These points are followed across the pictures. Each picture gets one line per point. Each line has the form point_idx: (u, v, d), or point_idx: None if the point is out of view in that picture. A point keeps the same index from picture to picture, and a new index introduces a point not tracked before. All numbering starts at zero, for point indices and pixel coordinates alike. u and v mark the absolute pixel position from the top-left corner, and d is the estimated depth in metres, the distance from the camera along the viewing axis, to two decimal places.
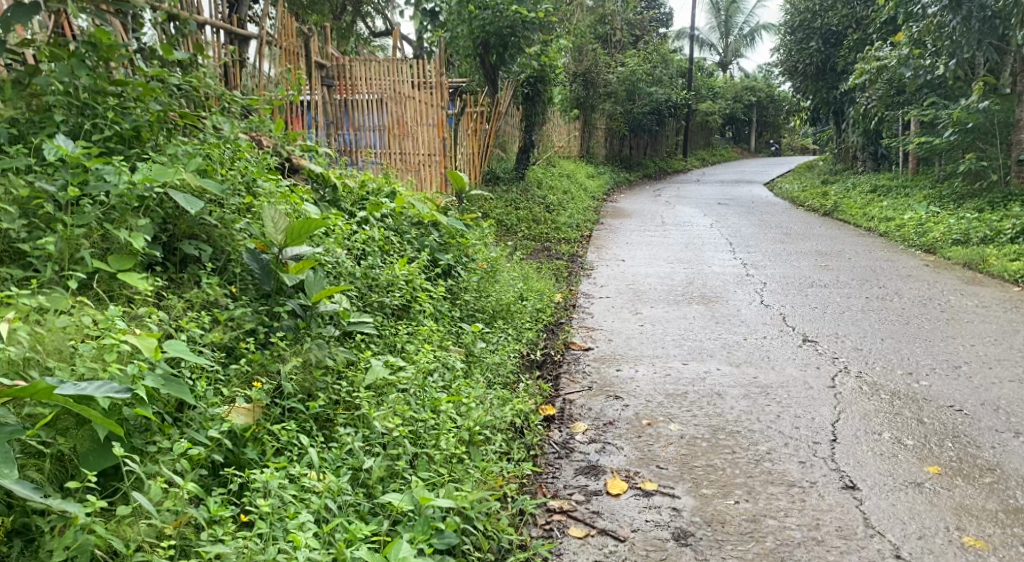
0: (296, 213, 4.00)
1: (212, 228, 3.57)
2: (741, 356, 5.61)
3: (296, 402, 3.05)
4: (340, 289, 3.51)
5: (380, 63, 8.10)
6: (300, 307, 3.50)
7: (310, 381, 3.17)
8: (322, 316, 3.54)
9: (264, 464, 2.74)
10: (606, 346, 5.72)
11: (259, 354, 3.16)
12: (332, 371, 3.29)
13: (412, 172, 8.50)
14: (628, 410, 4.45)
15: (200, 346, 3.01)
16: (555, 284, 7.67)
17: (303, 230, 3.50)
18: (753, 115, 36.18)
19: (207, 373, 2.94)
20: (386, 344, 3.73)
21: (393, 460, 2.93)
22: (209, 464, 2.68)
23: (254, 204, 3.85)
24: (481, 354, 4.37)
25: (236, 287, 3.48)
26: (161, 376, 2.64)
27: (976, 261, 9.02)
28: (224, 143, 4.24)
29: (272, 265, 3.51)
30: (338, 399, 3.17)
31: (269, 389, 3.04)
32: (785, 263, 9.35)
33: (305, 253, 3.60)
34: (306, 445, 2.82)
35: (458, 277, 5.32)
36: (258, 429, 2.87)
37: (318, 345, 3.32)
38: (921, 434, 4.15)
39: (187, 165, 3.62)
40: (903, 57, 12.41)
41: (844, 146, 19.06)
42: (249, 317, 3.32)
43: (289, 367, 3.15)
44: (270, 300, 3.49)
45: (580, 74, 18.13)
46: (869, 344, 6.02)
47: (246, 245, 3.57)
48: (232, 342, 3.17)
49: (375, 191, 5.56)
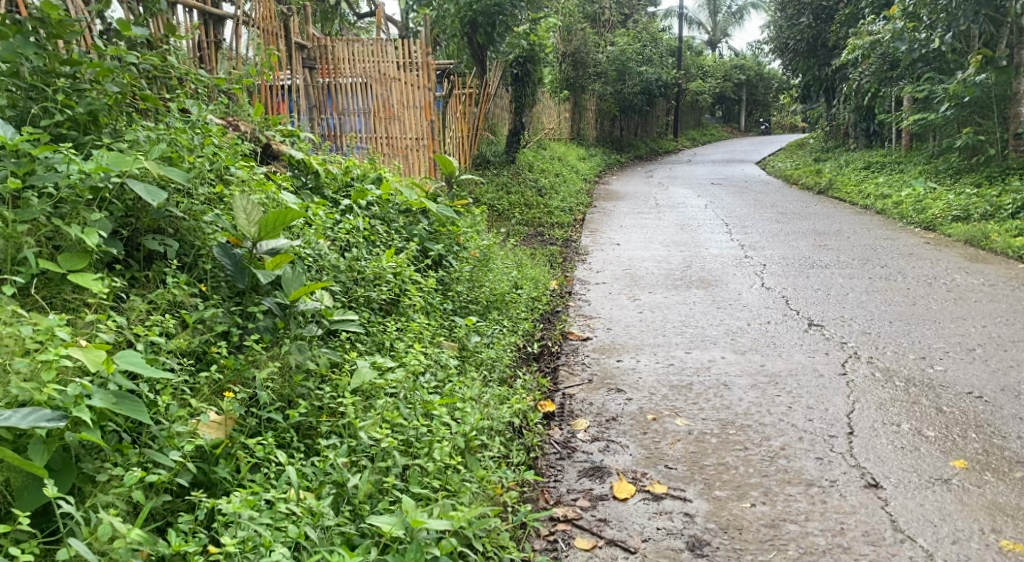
0: (272, 202, 3.73)
1: (181, 221, 3.31)
2: (746, 342, 5.38)
3: (274, 412, 2.80)
4: (322, 284, 3.25)
5: (364, 44, 7.80)
6: (278, 305, 3.22)
7: (289, 389, 2.93)
8: (303, 315, 3.28)
9: (236, 486, 2.50)
10: (605, 335, 5.48)
11: (233, 359, 2.91)
12: (315, 376, 3.05)
13: (400, 157, 8.23)
14: (631, 405, 4.22)
15: (164, 354, 2.75)
16: (549, 270, 7.44)
17: (276, 221, 3.26)
18: (742, 93, 35.89)
19: (173, 385, 2.69)
20: (375, 344, 3.48)
21: (384, 473, 2.69)
22: (174, 488, 2.44)
23: (225, 193, 3.58)
24: (476, 349, 4.14)
25: (207, 285, 3.22)
26: (112, 394, 2.40)
27: (978, 237, 8.81)
28: (192, 127, 3.94)
29: (246, 261, 3.24)
30: (322, 405, 2.92)
31: (243, 399, 2.78)
32: (783, 243, 9.13)
33: (281, 247, 3.35)
34: (284, 461, 2.58)
35: (450, 267, 5.06)
36: (230, 444, 2.63)
37: (298, 348, 3.07)
38: (942, 425, 3.94)
39: (149, 152, 3.34)
40: (897, 30, 12.17)
41: (836, 123, 18.83)
42: (221, 319, 3.06)
43: (266, 374, 2.89)
44: (244, 298, 3.22)
45: (570, 54, 17.89)
46: (877, 327, 5.80)
47: (218, 238, 3.31)
48: (202, 348, 2.92)
49: (360, 177, 5.30)
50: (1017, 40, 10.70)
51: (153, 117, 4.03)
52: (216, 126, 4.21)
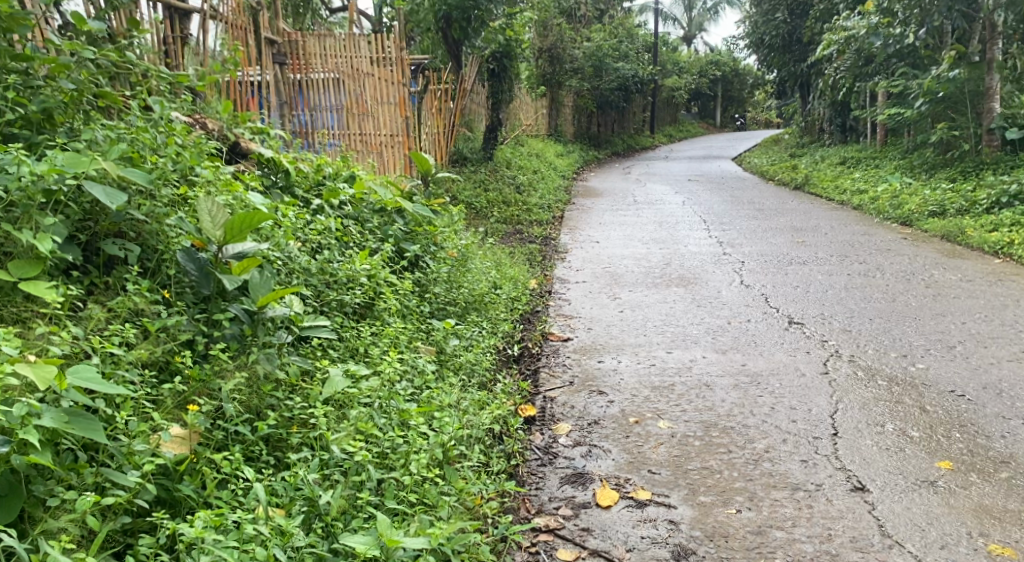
0: (238, 203, 3.59)
1: (142, 224, 3.19)
2: (727, 341, 5.32)
3: (241, 425, 2.69)
4: (292, 290, 3.14)
5: (335, 39, 7.68)
6: (245, 312, 3.11)
7: (257, 401, 2.83)
8: (272, 321, 3.17)
9: (201, 504, 2.39)
10: (585, 335, 5.40)
11: (198, 369, 2.79)
12: (285, 385, 2.94)
13: (375, 154, 8.13)
14: (613, 408, 4.15)
15: (123, 365, 2.64)
16: (528, 269, 7.35)
17: (244, 224, 3.13)
18: (717, 89, 35.96)
19: (133, 398, 2.58)
20: (348, 351, 3.38)
21: (358, 487, 2.59)
22: (135, 510, 2.33)
23: (190, 195, 3.45)
24: (455, 352, 4.04)
25: (171, 290, 3.10)
26: (65, 413, 2.29)
27: (954, 233, 8.84)
28: (155, 125, 3.82)
29: (211, 266, 3.13)
30: (292, 416, 2.82)
31: (208, 412, 2.67)
32: (761, 239, 9.11)
33: (247, 250, 3.23)
34: (252, 478, 2.47)
35: (426, 268, 4.95)
36: (195, 460, 2.52)
37: (266, 356, 2.96)
38: (926, 425, 3.89)
39: (109, 153, 3.21)
40: (872, 26, 12.20)
41: (811, 118, 18.90)
42: (185, 326, 2.95)
43: (233, 385, 2.78)
44: (210, 305, 3.11)
45: (546, 50, 17.80)
46: (857, 324, 5.76)
47: (182, 242, 3.18)
48: (165, 358, 2.81)
49: (332, 175, 5.20)
50: (990, 36, 10.75)
51: (114, 114, 3.94)
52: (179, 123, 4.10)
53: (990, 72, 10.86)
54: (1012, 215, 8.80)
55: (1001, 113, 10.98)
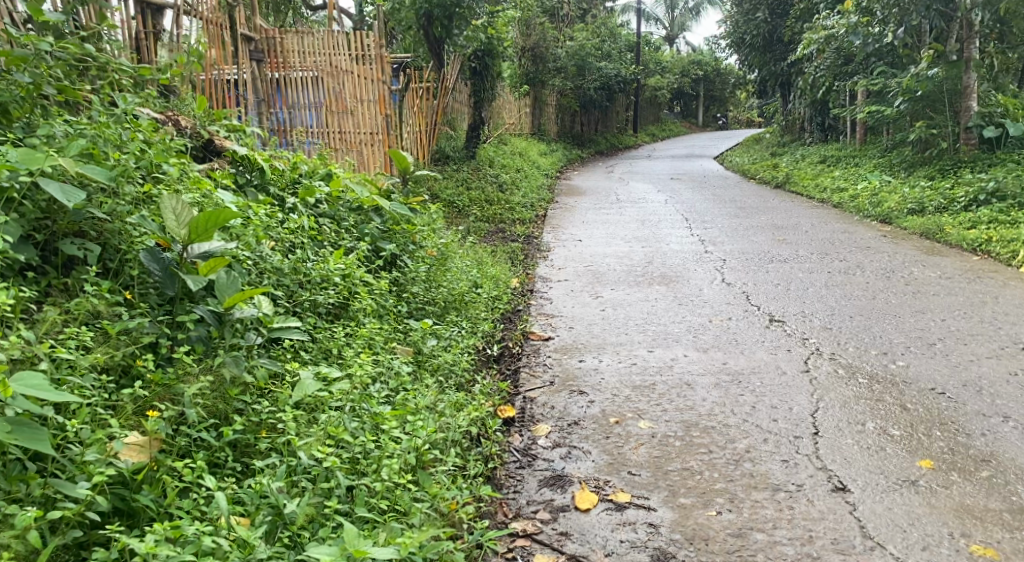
0: (209, 202, 3.51)
1: (104, 223, 3.11)
2: (708, 340, 5.29)
3: (206, 432, 2.61)
4: (259, 290, 3.07)
5: (315, 36, 7.61)
6: (212, 313, 3.04)
7: (224, 406, 2.75)
8: (240, 323, 3.10)
9: (157, 516, 2.32)
10: (567, 335, 5.35)
11: (161, 374, 2.71)
12: (253, 389, 2.87)
13: (354, 152, 8.04)
14: (593, 408, 4.11)
15: (80, 370, 2.57)
16: (510, 268, 7.29)
17: (211, 221, 3.03)
18: (700, 88, 36.06)
19: (89, 405, 2.51)
20: (320, 352, 3.31)
21: (327, 495, 2.53)
22: (89, 523, 2.26)
23: (154, 192, 3.37)
24: (433, 353, 3.98)
25: (134, 292, 3.02)
26: (8, 422, 2.23)
27: (933, 230, 8.87)
28: (119, 120, 3.74)
29: (175, 266, 3.06)
30: (260, 420, 2.75)
31: (169, 418, 2.59)
32: (743, 237, 9.10)
33: (214, 250, 3.13)
34: (213, 487, 2.39)
35: (404, 267, 4.88)
36: (155, 468, 2.44)
37: (234, 359, 2.89)
38: (907, 423, 3.87)
39: (67, 150, 3.13)
40: (851, 25, 12.25)
41: (792, 117, 18.98)
42: (148, 329, 2.87)
43: (196, 389, 2.70)
44: (174, 306, 3.03)
45: (529, 48, 17.77)
46: (838, 322, 5.75)
47: (145, 242, 3.11)
48: (126, 362, 2.74)
49: (308, 173, 5.13)
50: (967, 35, 10.82)
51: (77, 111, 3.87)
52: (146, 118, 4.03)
53: (968, 71, 10.93)
54: (990, 213, 8.85)
55: (978, 111, 11.05)
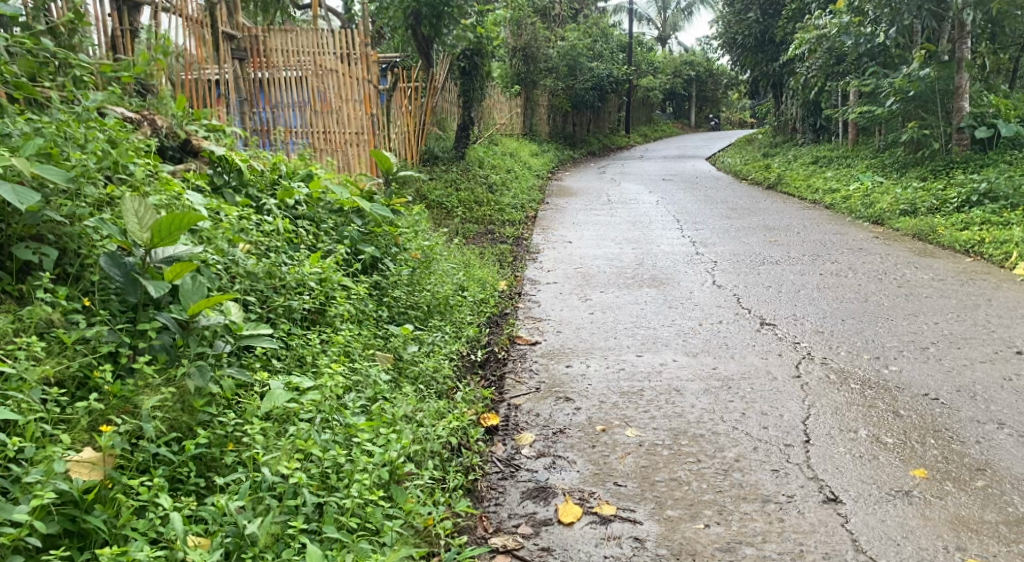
0: (176, 204, 3.41)
1: (62, 226, 3.00)
2: (697, 344, 5.19)
3: (164, 447, 2.49)
4: (226, 296, 2.91)
5: (299, 34, 7.53)
6: (176, 322, 2.89)
7: (187, 419, 2.64)
8: (207, 331, 2.95)
9: (108, 538, 2.21)
10: (554, 339, 5.25)
11: (119, 385, 2.62)
12: (218, 401, 2.77)
13: (341, 152, 7.96)
14: (579, 416, 4.00)
15: (31, 385, 2.49)
16: (498, 270, 7.19)
17: (171, 225, 2.90)
18: (692, 89, 36.01)
19: (38, 421, 2.41)
20: (292, 360, 3.21)
21: (294, 512, 2.43)
22: (34, 546, 2.15)
23: (117, 195, 3.24)
24: (414, 359, 3.87)
25: (93, 299, 2.91)
26: None
27: (925, 231, 8.80)
28: (84, 120, 3.66)
29: (136, 272, 2.92)
30: (225, 434, 2.63)
31: (126, 433, 2.47)
32: (734, 239, 9.02)
33: (177, 254, 3.04)
34: (168, 507, 2.27)
35: (387, 271, 4.77)
36: (108, 486, 2.33)
37: (199, 371, 2.74)
38: (900, 430, 3.78)
39: (25, 150, 3.03)
40: (843, 25, 12.19)
41: (785, 118, 18.93)
42: (108, 337, 2.77)
43: (154, 403, 2.58)
44: (136, 315, 2.89)
45: (520, 49, 17.69)
46: (830, 326, 5.66)
47: (106, 246, 2.99)
48: (83, 373, 2.65)
49: (288, 174, 5.04)
50: (959, 35, 10.76)
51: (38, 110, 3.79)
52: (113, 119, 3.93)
53: (960, 71, 10.87)
54: (982, 214, 8.78)
55: (970, 111, 10.99)
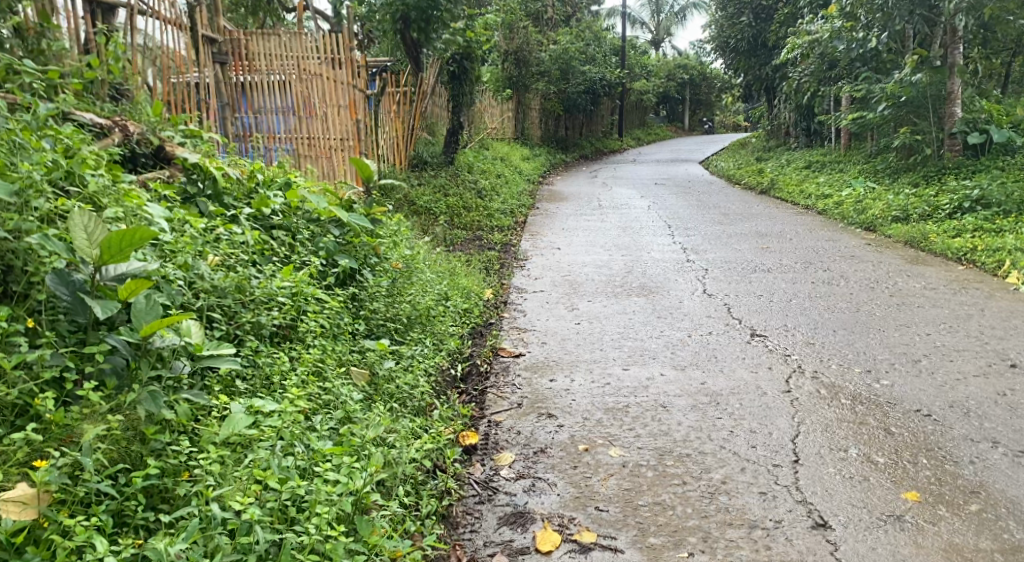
0: (134, 217, 3.34)
1: (4, 242, 2.82)
2: (686, 356, 5.07)
3: (106, 484, 2.42)
4: (181, 316, 2.83)
5: (281, 37, 7.35)
6: (128, 344, 2.80)
7: (135, 450, 2.57)
8: (162, 352, 2.87)
9: None
10: (539, 351, 5.12)
11: (61, 412, 2.53)
12: (171, 427, 2.69)
13: (324, 159, 7.79)
14: (562, 434, 3.88)
15: None
16: (484, 278, 7.08)
17: (123, 241, 2.83)
18: (686, 92, 35.90)
19: None
20: (259, 384, 3.13)
21: (247, 551, 2.36)
22: None
23: (67, 206, 3.10)
24: (389, 376, 3.74)
25: (39, 320, 2.77)
26: None
27: (917, 239, 8.70)
28: (41, 130, 3.61)
29: (84, 290, 2.82)
30: (174, 464, 2.57)
31: (64, 467, 2.40)
32: (724, 246, 8.90)
33: (130, 271, 2.94)
34: (102, 551, 2.21)
35: (365, 282, 4.65)
36: (44, 527, 2.27)
37: (150, 396, 2.66)
38: (891, 449, 3.65)
39: None
40: (835, 30, 12.11)
41: (778, 122, 18.88)
42: (52, 362, 2.66)
43: (94, 436, 2.49)
44: (84, 335, 2.80)
45: (512, 53, 17.58)
46: (821, 337, 5.55)
47: (53, 263, 2.84)
48: (24, 400, 2.55)
49: (265, 182, 4.88)
50: (950, 40, 10.68)
51: None
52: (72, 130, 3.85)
53: (952, 77, 10.79)
54: (975, 221, 8.71)
55: (963, 117, 10.92)
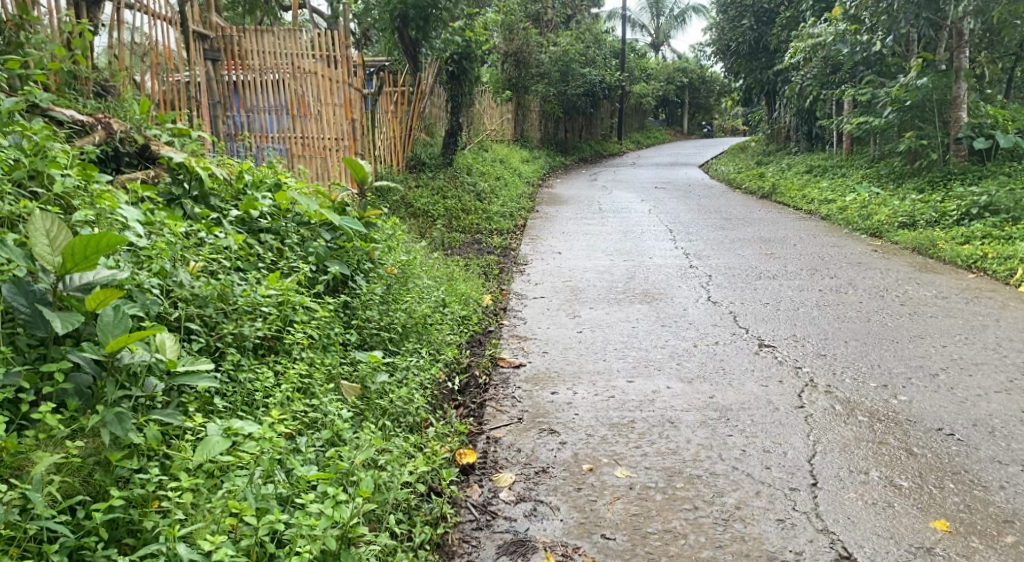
0: (107, 220, 3.14)
1: None
2: (693, 369, 4.85)
3: (60, 520, 2.23)
4: (151, 329, 2.63)
5: (275, 34, 7.15)
6: (92, 361, 2.61)
7: (96, 479, 2.39)
8: (131, 370, 2.67)
9: None
10: (540, 361, 4.90)
11: (14, 439, 2.35)
12: (139, 452, 2.51)
13: (318, 159, 7.54)
14: (565, 452, 3.66)
15: None
16: (483, 283, 6.86)
17: (88, 247, 2.65)
18: (685, 96, 35.75)
19: None
20: (239, 401, 2.93)
21: None
22: None
23: (28, 208, 2.93)
24: (382, 392, 3.51)
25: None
26: None
27: (925, 245, 8.48)
28: (11, 129, 3.42)
29: (43, 300, 2.64)
30: (138, 495, 2.38)
31: (13, 502, 2.22)
32: (728, 251, 8.69)
33: (98, 279, 2.75)
34: None
35: (358, 289, 4.42)
36: None
37: (116, 418, 2.48)
38: (916, 471, 3.45)
39: None
40: (840, 33, 11.88)
41: (778, 126, 18.74)
42: (7, 380, 2.47)
43: (47, 466, 2.31)
44: (45, 351, 2.61)
45: (512, 54, 17.36)
46: (833, 349, 5.32)
47: (12, 271, 2.66)
48: None
49: (254, 183, 4.65)
50: (957, 43, 10.47)
51: None
52: (44, 128, 3.68)
53: (958, 80, 10.56)
54: (983, 227, 8.51)
55: (968, 122, 10.69)
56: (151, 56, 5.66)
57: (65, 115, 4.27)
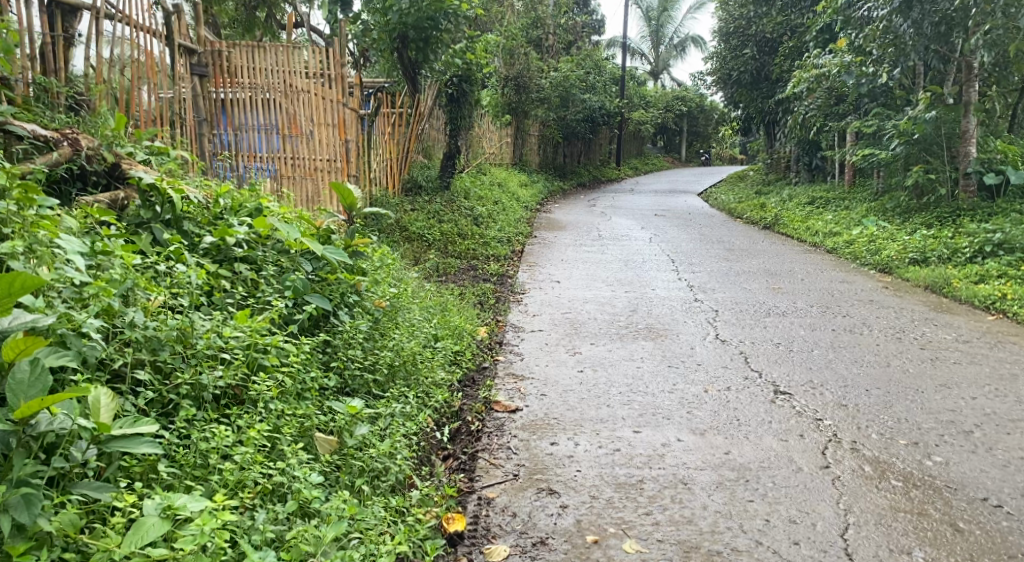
0: (44, 251, 2.81)
1: None
2: (705, 419, 4.42)
3: None
4: (68, 392, 2.32)
5: (266, 50, 6.79)
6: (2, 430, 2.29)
7: None
8: (49, 437, 2.35)
9: None
10: (537, 405, 4.48)
11: None
12: (49, 543, 2.16)
13: (308, 181, 7.19)
14: (566, 518, 3.25)
15: None
16: (477, 315, 6.45)
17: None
18: (683, 124, 35.66)
19: None
20: (191, 464, 2.57)
21: None
22: None
23: None
24: (362, 446, 3.11)
25: None
26: None
27: (939, 283, 8.09)
28: None
29: None
30: None
31: None
32: (735, 285, 8.31)
33: (15, 326, 2.45)
34: None
35: (340, 326, 4.03)
36: None
37: (22, 500, 2.14)
38: (965, 554, 3.11)
39: None
40: (845, 64, 11.56)
41: (778, 155, 18.43)
42: None
43: None
44: None
45: (512, 78, 17.08)
46: (854, 398, 4.90)
47: None
48: None
49: (231, 207, 4.27)
50: (967, 78, 10.14)
51: None
52: None
53: (966, 114, 10.22)
54: (998, 266, 8.14)
55: (977, 156, 10.37)
56: (133, 72, 5.29)
57: (25, 129, 3.89)
